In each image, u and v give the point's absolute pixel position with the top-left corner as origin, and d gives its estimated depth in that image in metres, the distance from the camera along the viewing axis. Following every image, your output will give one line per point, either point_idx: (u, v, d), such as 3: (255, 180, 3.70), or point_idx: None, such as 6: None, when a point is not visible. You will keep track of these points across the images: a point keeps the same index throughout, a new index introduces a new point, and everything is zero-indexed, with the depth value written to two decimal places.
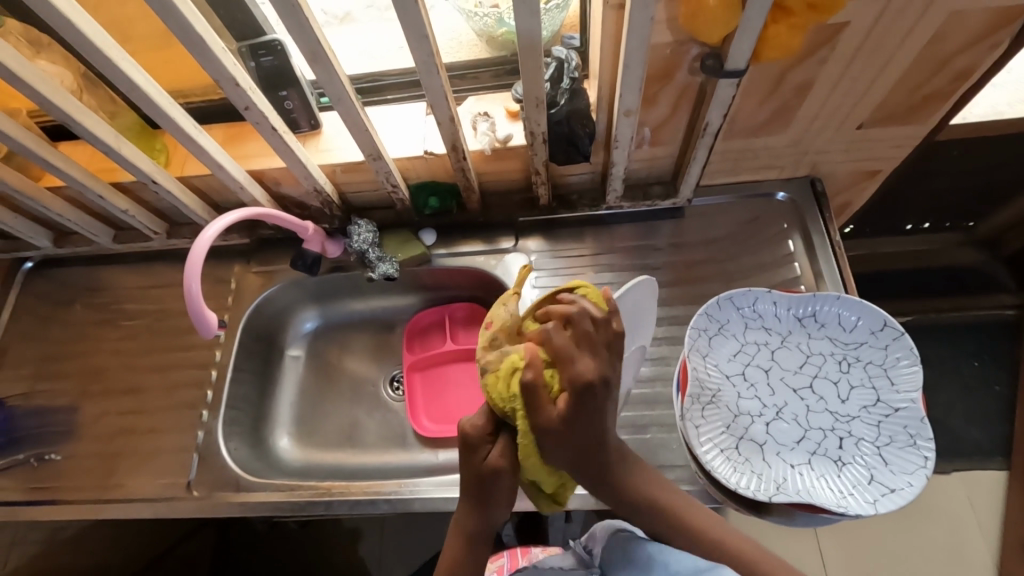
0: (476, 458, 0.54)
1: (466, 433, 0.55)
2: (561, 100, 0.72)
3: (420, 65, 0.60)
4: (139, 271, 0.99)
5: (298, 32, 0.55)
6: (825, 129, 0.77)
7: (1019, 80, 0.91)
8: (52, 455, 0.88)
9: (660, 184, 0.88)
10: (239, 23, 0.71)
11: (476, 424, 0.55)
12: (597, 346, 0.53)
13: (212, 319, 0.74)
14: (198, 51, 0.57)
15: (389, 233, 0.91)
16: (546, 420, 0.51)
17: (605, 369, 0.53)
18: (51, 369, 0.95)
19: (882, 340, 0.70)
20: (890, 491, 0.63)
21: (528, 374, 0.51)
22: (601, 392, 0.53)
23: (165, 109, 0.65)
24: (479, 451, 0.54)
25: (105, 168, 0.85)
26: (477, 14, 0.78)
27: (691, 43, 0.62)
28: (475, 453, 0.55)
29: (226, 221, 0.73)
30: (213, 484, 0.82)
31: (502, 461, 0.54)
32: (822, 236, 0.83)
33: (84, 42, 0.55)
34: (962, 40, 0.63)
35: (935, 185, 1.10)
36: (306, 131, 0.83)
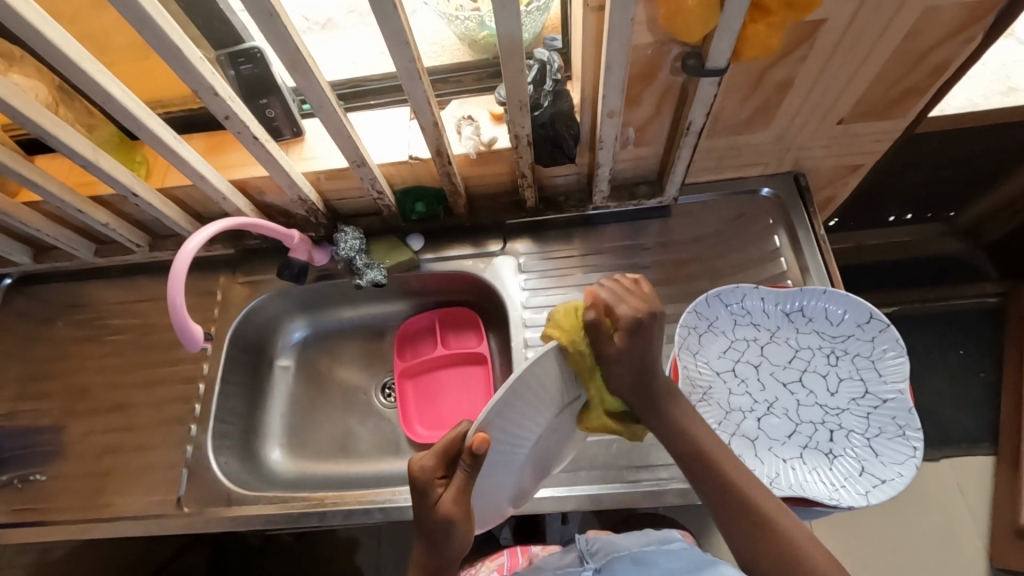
0: (428, 501, 0.55)
1: (417, 476, 0.55)
2: (545, 102, 0.72)
3: (401, 70, 0.60)
4: (122, 285, 0.98)
5: (276, 40, 0.54)
6: (806, 125, 0.77)
7: (996, 72, 0.92)
8: (37, 476, 0.86)
9: (646, 183, 0.89)
10: (217, 32, 0.71)
11: (428, 469, 0.55)
12: (631, 315, 0.60)
13: (198, 332, 0.73)
14: (174, 61, 0.56)
15: (376, 240, 0.91)
16: (614, 351, 0.58)
17: (648, 315, 0.60)
18: (34, 387, 0.93)
19: (869, 332, 0.70)
20: (881, 482, 0.64)
21: (592, 313, 0.58)
22: (649, 325, 0.60)
23: (143, 121, 0.64)
24: (432, 494, 0.55)
25: (84, 182, 0.84)
26: (458, 18, 0.77)
27: (672, 42, 0.62)
28: (427, 494, 0.55)
29: (209, 233, 0.72)
30: (204, 499, 0.81)
31: (454, 507, 0.55)
32: (807, 231, 0.84)
33: (56, 54, 0.54)
34: (937, 35, 0.64)
35: (916, 177, 1.11)
36: (289, 140, 0.82)
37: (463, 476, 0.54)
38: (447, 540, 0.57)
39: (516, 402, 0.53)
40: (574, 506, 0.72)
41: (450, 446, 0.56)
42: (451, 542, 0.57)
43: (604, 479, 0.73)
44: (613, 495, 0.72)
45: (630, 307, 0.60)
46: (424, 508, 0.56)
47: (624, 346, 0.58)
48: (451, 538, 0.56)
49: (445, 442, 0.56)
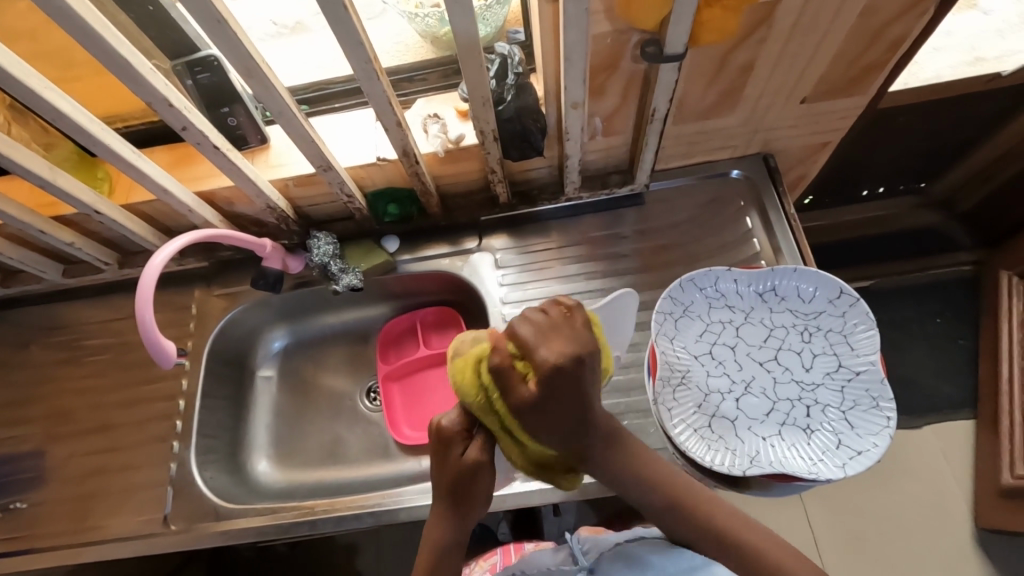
0: (450, 456, 0.56)
1: (442, 429, 0.56)
2: (508, 97, 0.72)
3: (359, 72, 0.59)
4: (95, 304, 0.96)
5: (227, 47, 0.53)
6: (770, 106, 0.78)
7: (959, 43, 0.93)
8: (20, 504, 0.85)
9: (617, 172, 0.89)
10: (170, 41, 0.69)
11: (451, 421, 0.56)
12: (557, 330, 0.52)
13: (171, 348, 0.72)
14: (125, 75, 0.55)
15: (350, 244, 0.90)
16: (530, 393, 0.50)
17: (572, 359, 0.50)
18: (10, 415, 0.91)
19: (839, 308, 0.72)
20: (857, 454, 0.65)
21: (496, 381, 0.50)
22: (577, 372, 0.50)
23: (99, 137, 0.62)
24: (454, 447, 0.55)
25: (45, 202, 0.82)
26: (418, 16, 0.77)
27: (630, 30, 0.62)
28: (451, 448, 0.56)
29: (176, 247, 0.71)
30: (192, 516, 0.80)
31: (479, 455, 0.55)
32: (779, 212, 0.85)
33: (1, 74, 0.52)
34: (891, 10, 0.64)
35: (886, 151, 1.13)
36: (255, 147, 0.81)
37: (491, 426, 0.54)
38: (471, 494, 0.56)
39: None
40: (562, 497, 0.73)
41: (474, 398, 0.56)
42: (473, 495, 0.56)
43: None
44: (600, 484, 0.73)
45: (551, 348, 0.50)
46: (447, 463, 0.56)
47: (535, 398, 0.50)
48: (475, 492, 0.56)
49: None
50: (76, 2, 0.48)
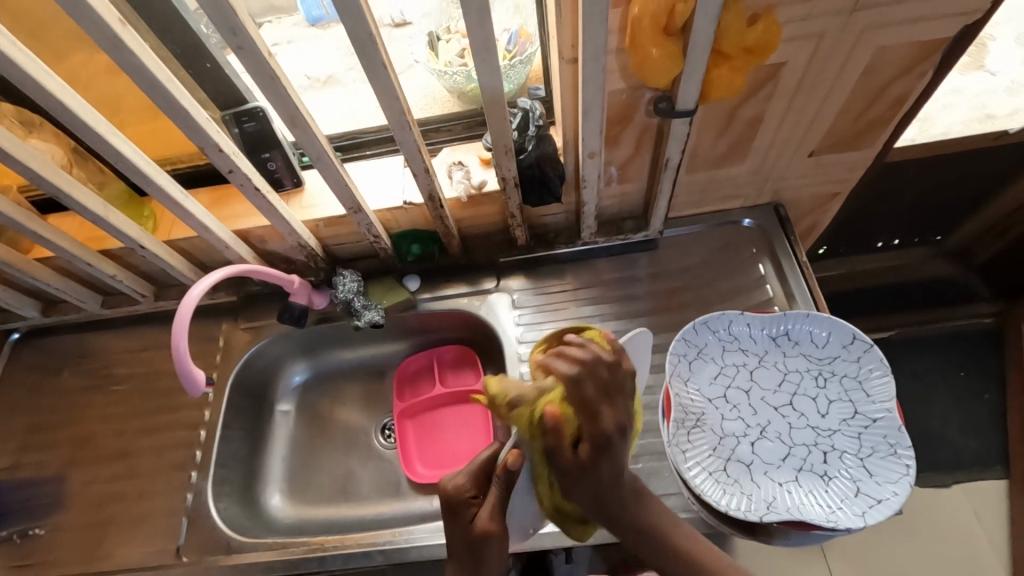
0: (463, 521, 0.60)
1: (453, 493, 0.61)
2: (529, 146, 0.76)
3: (393, 122, 0.64)
4: (126, 335, 1.00)
5: (277, 100, 0.59)
6: (780, 157, 0.82)
7: (971, 100, 0.97)
8: (37, 530, 0.86)
9: (632, 219, 0.92)
10: (222, 94, 0.76)
11: (461, 488, 0.61)
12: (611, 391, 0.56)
13: (200, 375, 0.75)
14: (184, 124, 0.61)
15: (374, 281, 0.94)
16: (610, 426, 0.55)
17: (626, 420, 0.57)
18: (36, 440, 0.94)
19: (854, 353, 0.72)
20: (877, 502, 0.64)
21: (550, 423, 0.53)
22: (618, 442, 0.57)
23: (153, 177, 0.68)
24: (466, 514, 0.60)
25: (93, 237, 0.88)
26: (447, 73, 0.83)
27: (643, 88, 0.67)
28: (461, 514, 0.60)
29: (212, 280, 0.75)
30: (204, 548, 0.80)
31: (490, 523, 0.58)
32: (791, 259, 0.87)
33: (75, 119, 0.58)
34: (891, 71, 0.68)
35: (898, 203, 1.15)
36: (290, 190, 0.87)
37: (498, 491, 0.58)
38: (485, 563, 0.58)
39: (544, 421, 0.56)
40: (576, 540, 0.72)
41: (483, 467, 0.62)
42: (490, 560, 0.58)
43: None
44: None
45: (610, 414, 0.56)
46: (459, 529, 0.59)
47: (580, 463, 0.56)
48: (487, 561, 0.58)
49: (480, 463, 0.63)
50: (149, 60, 0.54)
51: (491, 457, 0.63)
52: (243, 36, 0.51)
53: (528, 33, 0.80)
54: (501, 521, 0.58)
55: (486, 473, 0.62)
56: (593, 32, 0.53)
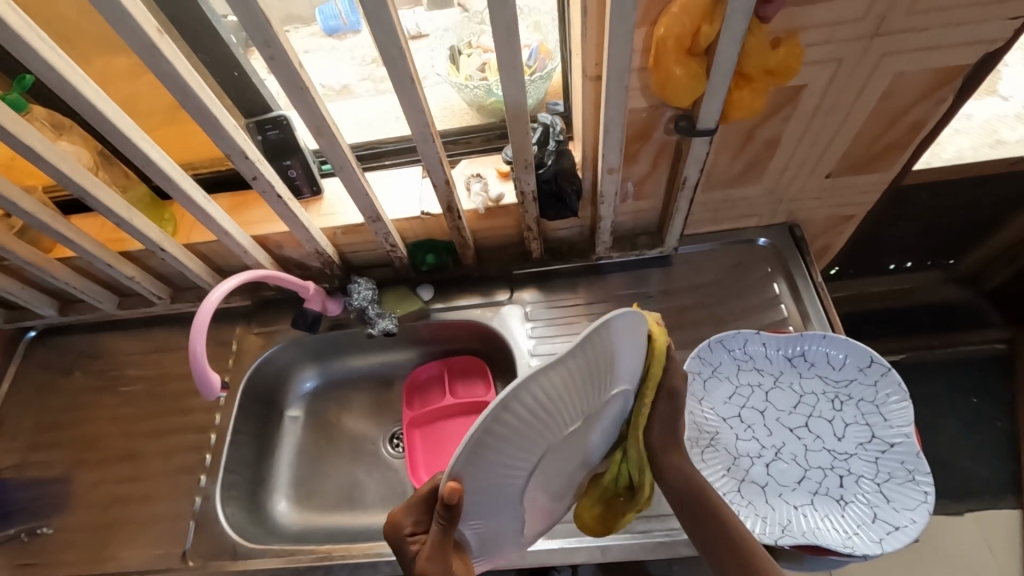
0: (406, 559, 0.57)
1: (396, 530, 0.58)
2: (548, 161, 0.77)
3: (417, 134, 0.65)
4: (139, 336, 1.00)
5: (304, 110, 0.60)
6: (797, 178, 0.82)
7: (987, 125, 0.98)
8: (44, 529, 0.86)
9: (647, 235, 0.93)
10: (248, 102, 0.77)
11: (400, 525, 0.58)
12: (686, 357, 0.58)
13: (215, 379, 0.75)
14: (214, 131, 0.62)
15: (388, 290, 0.94)
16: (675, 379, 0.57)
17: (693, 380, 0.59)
18: (46, 439, 0.94)
19: (871, 377, 0.72)
20: (894, 529, 0.63)
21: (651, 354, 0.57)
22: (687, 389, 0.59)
23: (178, 182, 0.69)
24: (408, 552, 0.57)
25: (114, 238, 0.89)
26: (467, 87, 0.84)
27: (664, 106, 0.67)
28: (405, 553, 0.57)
29: (231, 285, 0.76)
30: (210, 553, 0.80)
31: (428, 564, 0.53)
32: (805, 280, 0.87)
33: (107, 124, 0.59)
34: (911, 96, 0.69)
35: (912, 226, 1.15)
36: (309, 198, 0.88)
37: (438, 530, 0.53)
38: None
39: (503, 442, 0.48)
40: (584, 558, 0.71)
41: (422, 500, 0.59)
42: None
43: (614, 530, 0.72)
44: (621, 545, 0.71)
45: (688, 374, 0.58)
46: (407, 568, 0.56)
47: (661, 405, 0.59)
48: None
49: (418, 497, 0.59)
50: (183, 69, 0.55)
51: (431, 490, 0.60)
52: (276, 47, 0.52)
53: (548, 50, 0.81)
54: (443, 558, 0.53)
55: (428, 507, 0.59)
56: (618, 52, 0.54)
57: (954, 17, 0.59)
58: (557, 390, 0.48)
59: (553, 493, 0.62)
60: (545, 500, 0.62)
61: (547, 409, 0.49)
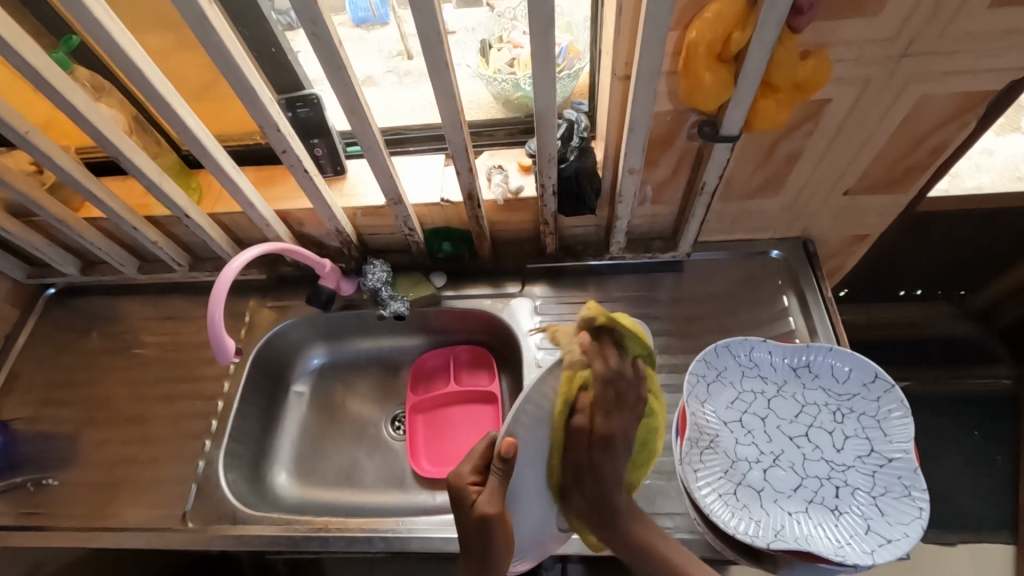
0: (464, 506, 0.58)
1: (453, 482, 0.59)
2: (571, 156, 0.78)
3: (446, 120, 0.66)
4: (156, 302, 1.03)
5: (340, 88, 0.62)
6: (815, 194, 0.83)
7: (1009, 162, 0.98)
8: (51, 481, 0.88)
9: (661, 239, 0.94)
10: (283, 80, 0.79)
11: (459, 474, 0.59)
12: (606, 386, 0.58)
13: (231, 345, 0.77)
14: (251, 103, 0.64)
15: (401, 274, 0.96)
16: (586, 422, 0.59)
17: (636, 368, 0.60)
18: (58, 395, 0.96)
19: (874, 392, 0.72)
20: (887, 541, 0.64)
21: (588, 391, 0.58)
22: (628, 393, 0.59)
23: (210, 150, 0.70)
24: (466, 500, 0.58)
25: (141, 203, 0.91)
26: (495, 80, 0.86)
27: (689, 112, 0.69)
28: (461, 503, 0.58)
29: (252, 254, 0.77)
30: (210, 517, 0.82)
31: (489, 507, 0.57)
32: (816, 295, 0.87)
33: (149, 88, 0.61)
34: (933, 120, 0.70)
35: (927, 255, 1.15)
36: (332, 177, 0.89)
37: (496, 479, 0.57)
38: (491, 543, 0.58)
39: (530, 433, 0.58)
40: (576, 550, 0.72)
41: (483, 454, 0.61)
42: (496, 538, 0.58)
43: None
44: None
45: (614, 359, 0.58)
46: (462, 516, 0.58)
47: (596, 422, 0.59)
48: (490, 543, 0.58)
49: (480, 450, 0.61)
50: (227, 39, 0.57)
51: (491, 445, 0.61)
52: (321, 25, 0.54)
53: (578, 51, 0.83)
54: (499, 505, 0.57)
55: (487, 461, 0.61)
56: (649, 54, 0.56)
57: (983, 43, 0.60)
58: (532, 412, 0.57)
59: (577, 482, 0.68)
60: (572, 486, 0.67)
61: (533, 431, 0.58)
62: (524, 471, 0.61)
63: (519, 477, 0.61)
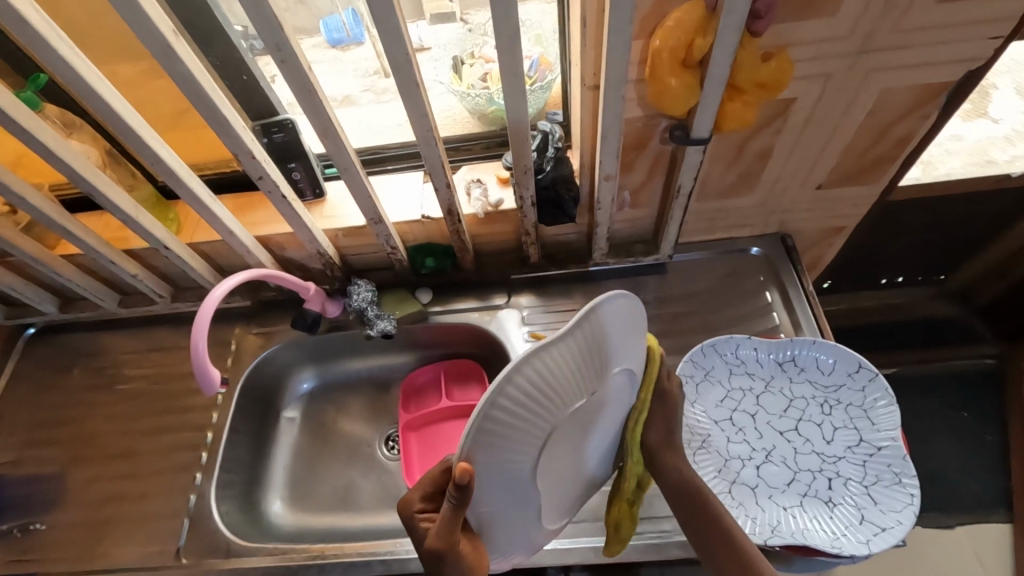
0: (416, 535, 0.59)
1: (408, 510, 0.60)
2: (547, 167, 0.79)
3: (420, 138, 0.67)
4: (139, 335, 1.01)
5: (312, 112, 0.62)
6: (788, 189, 0.84)
7: (975, 146, 1.01)
8: (37, 525, 0.86)
9: (642, 242, 0.95)
10: (256, 106, 0.79)
11: (409, 501, 0.60)
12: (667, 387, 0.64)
13: (216, 375, 0.76)
14: (222, 131, 0.63)
15: (387, 293, 0.96)
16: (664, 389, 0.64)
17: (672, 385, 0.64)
18: (42, 436, 0.94)
19: (859, 382, 0.73)
20: (881, 530, 0.64)
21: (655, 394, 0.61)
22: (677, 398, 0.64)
23: (185, 180, 0.70)
24: (417, 530, 0.58)
25: (119, 236, 0.90)
26: (469, 95, 0.87)
27: (659, 116, 0.70)
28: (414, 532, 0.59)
29: (233, 282, 0.76)
30: (203, 551, 0.80)
31: (439, 538, 0.52)
32: (797, 289, 0.89)
33: (119, 122, 0.61)
34: (896, 112, 0.71)
35: (904, 242, 1.17)
36: (312, 200, 0.89)
37: (449, 507, 0.51)
38: None
39: (504, 434, 0.49)
40: (576, 559, 0.72)
41: (437, 479, 0.60)
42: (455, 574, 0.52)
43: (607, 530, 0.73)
44: (616, 547, 0.72)
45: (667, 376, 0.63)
46: (415, 544, 0.59)
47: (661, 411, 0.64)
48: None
49: (434, 476, 0.61)
50: (196, 70, 0.57)
51: (444, 470, 0.61)
52: (288, 52, 0.55)
53: (548, 62, 0.84)
54: (453, 535, 0.52)
55: (440, 486, 0.61)
56: (615, 62, 0.57)
57: (937, 36, 0.62)
58: (541, 375, 0.49)
59: (565, 498, 0.63)
60: (563, 490, 0.62)
61: (513, 430, 0.49)
62: (493, 493, 0.53)
63: (488, 503, 0.54)
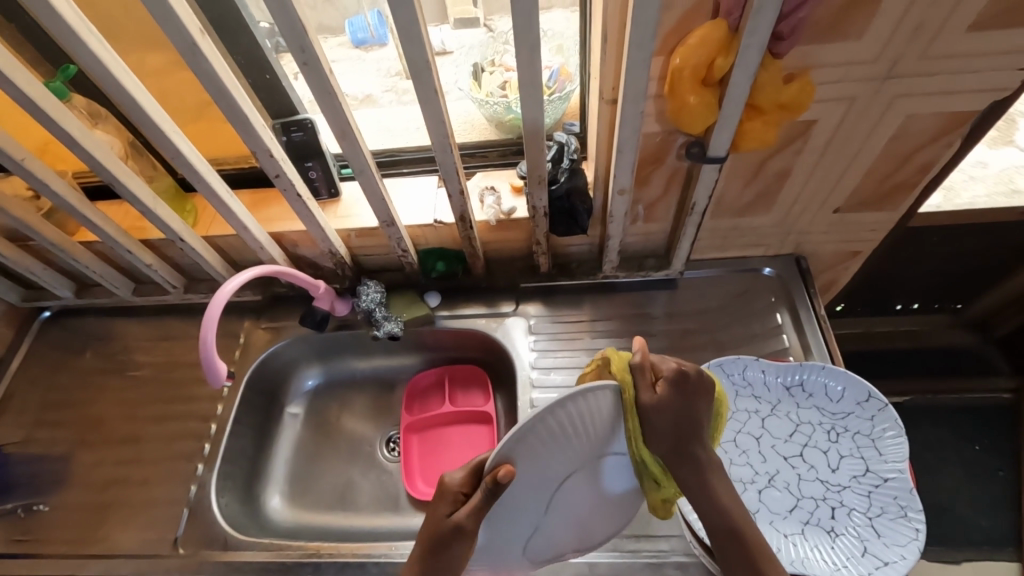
0: (441, 506, 0.58)
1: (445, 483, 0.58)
2: (562, 178, 0.79)
3: (436, 143, 0.67)
4: (151, 323, 1.02)
5: (331, 113, 0.63)
6: (805, 211, 0.83)
7: (1000, 174, 0.99)
8: (41, 506, 0.87)
9: (654, 257, 0.94)
10: (277, 105, 0.81)
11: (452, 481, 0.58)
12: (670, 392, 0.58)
13: (223, 368, 0.76)
14: (242, 128, 0.64)
15: (396, 294, 0.96)
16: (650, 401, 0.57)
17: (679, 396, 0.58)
18: (50, 418, 0.96)
19: (868, 411, 0.72)
20: (883, 564, 0.63)
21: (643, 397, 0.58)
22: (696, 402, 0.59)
23: (204, 175, 0.71)
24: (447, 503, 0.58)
25: (137, 226, 0.91)
26: (488, 103, 0.86)
27: (677, 133, 0.70)
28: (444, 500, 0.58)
29: (246, 277, 0.77)
30: (200, 542, 0.81)
31: (464, 521, 0.55)
32: (809, 311, 0.88)
33: (143, 116, 0.62)
34: (919, 138, 0.70)
35: (922, 269, 1.15)
36: (326, 199, 0.90)
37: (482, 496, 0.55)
38: (446, 557, 0.57)
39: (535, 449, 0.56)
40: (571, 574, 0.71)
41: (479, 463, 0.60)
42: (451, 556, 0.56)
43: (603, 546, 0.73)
44: (611, 563, 0.71)
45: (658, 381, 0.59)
46: (435, 515, 0.58)
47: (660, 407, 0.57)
48: (447, 554, 0.56)
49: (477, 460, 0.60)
50: (220, 67, 0.58)
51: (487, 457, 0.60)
52: (310, 53, 0.55)
53: (569, 72, 0.84)
54: (475, 523, 0.56)
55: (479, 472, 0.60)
56: (635, 78, 0.57)
57: (965, 64, 0.61)
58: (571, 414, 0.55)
59: (582, 522, 0.66)
60: (576, 527, 0.66)
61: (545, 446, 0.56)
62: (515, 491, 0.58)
63: (508, 500, 0.58)
